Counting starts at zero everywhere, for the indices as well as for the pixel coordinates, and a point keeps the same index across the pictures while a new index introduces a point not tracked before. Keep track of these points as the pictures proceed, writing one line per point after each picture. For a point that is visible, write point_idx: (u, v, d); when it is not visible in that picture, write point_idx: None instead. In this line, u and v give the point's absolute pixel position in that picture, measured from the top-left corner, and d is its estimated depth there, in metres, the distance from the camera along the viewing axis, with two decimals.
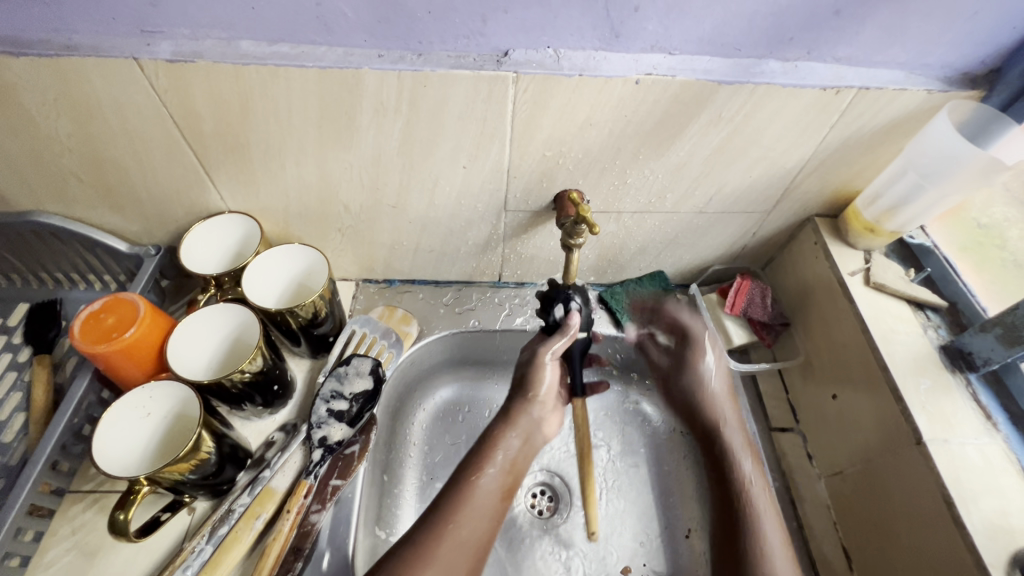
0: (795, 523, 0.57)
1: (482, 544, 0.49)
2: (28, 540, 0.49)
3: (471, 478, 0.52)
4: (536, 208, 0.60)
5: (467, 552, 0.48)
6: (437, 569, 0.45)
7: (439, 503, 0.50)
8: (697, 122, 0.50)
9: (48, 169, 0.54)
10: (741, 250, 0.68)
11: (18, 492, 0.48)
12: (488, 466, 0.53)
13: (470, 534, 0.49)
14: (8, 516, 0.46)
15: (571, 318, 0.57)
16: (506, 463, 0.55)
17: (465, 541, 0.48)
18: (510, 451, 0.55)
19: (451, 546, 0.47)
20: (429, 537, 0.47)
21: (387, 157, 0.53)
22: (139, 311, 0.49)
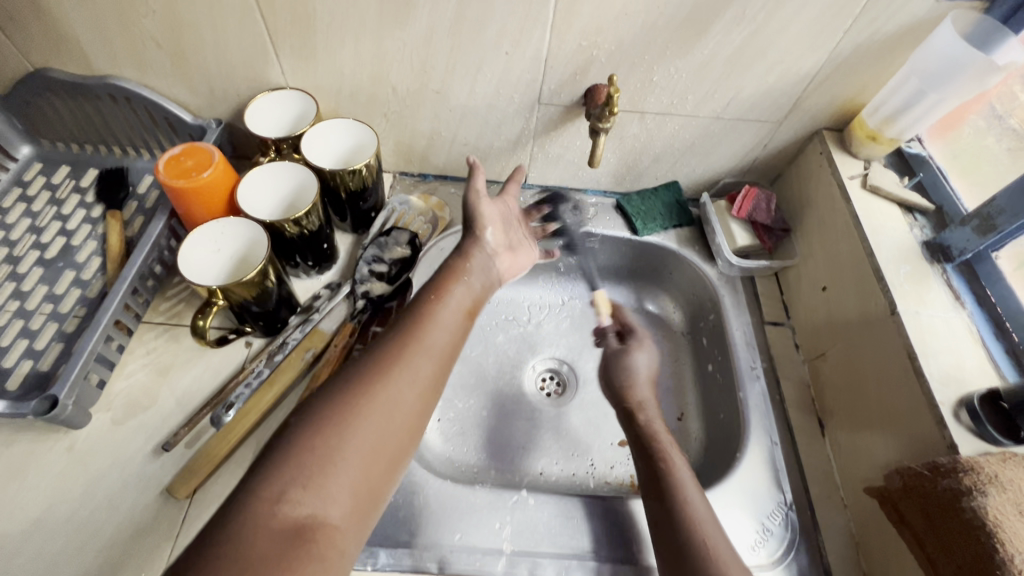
0: (778, 396, 0.64)
1: (448, 357, 0.48)
2: (113, 350, 0.57)
3: (429, 309, 0.50)
4: (567, 102, 0.65)
5: (433, 359, 0.46)
6: (403, 374, 0.43)
7: (400, 325, 0.48)
8: (723, 19, 0.55)
9: (130, 31, 0.59)
10: (751, 163, 0.74)
11: (109, 304, 0.55)
12: (449, 294, 0.52)
13: (427, 350, 0.46)
14: (100, 322, 0.54)
15: (471, 158, 0.59)
16: (466, 288, 0.54)
17: (432, 352, 0.46)
18: (468, 287, 0.55)
19: (417, 359, 0.45)
20: (392, 348, 0.45)
21: (438, 37, 0.58)
22: (213, 158, 0.55)
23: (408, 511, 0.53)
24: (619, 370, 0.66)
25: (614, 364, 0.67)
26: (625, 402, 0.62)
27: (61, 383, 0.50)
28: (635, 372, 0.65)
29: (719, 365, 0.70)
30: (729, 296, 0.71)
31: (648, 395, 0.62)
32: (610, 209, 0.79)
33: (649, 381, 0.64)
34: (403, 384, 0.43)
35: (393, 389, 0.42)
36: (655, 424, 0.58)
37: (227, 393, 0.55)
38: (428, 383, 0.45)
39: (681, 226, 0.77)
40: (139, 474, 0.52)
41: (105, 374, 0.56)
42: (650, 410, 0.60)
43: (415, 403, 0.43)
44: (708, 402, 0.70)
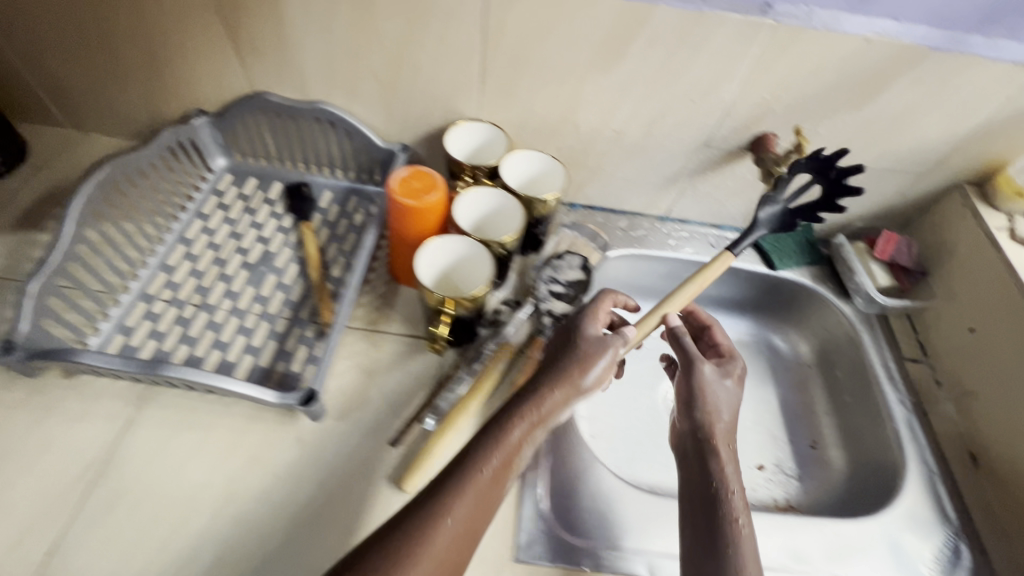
0: (929, 429, 0.68)
1: (472, 536, 0.42)
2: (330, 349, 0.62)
3: (488, 444, 0.46)
4: (732, 147, 0.71)
5: (482, 505, 0.44)
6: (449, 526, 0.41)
7: (419, 502, 0.42)
8: (900, 82, 0.62)
9: (356, 64, 0.66)
10: (886, 209, 0.79)
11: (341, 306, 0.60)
12: (512, 427, 0.47)
13: (475, 501, 0.43)
14: (337, 324, 0.59)
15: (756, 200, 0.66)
16: (541, 416, 0.49)
17: (482, 492, 0.44)
18: (547, 409, 0.49)
19: (463, 502, 0.42)
20: (433, 499, 0.42)
21: (635, 85, 0.65)
22: (437, 181, 0.61)
23: (608, 516, 0.57)
24: (699, 395, 0.57)
25: (700, 384, 0.57)
26: (705, 436, 0.55)
27: (318, 377, 0.55)
28: (706, 400, 0.56)
29: (858, 396, 0.75)
30: (867, 332, 0.76)
31: (723, 437, 0.55)
32: (746, 245, 0.84)
33: (729, 415, 0.57)
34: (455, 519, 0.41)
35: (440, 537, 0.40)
36: (727, 461, 0.53)
37: (436, 398, 0.60)
38: (469, 530, 0.42)
39: (812, 264, 0.82)
40: (365, 467, 0.56)
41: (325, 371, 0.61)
42: (728, 453, 0.54)
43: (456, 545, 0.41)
44: (849, 432, 0.75)
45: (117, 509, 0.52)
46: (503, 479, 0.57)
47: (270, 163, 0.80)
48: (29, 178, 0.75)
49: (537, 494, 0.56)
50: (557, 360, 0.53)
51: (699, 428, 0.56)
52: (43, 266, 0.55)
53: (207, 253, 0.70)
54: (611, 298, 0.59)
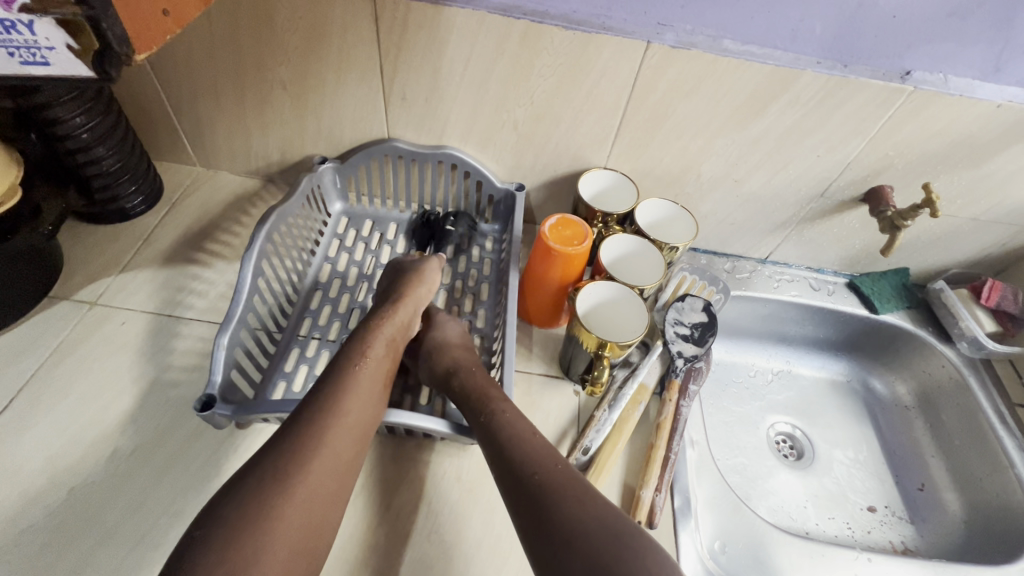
0: None
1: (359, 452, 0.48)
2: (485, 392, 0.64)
3: (343, 378, 0.50)
4: (846, 197, 0.75)
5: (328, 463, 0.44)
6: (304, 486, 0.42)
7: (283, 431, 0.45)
8: (1019, 144, 0.65)
9: (499, 115, 0.70)
10: (983, 258, 0.82)
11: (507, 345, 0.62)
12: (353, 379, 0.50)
13: (333, 448, 0.45)
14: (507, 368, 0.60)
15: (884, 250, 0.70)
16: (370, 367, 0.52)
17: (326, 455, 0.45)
18: (365, 372, 0.51)
19: (315, 465, 0.44)
20: (290, 461, 0.43)
21: (765, 140, 0.69)
22: (587, 229, 0.64)
23: (762, 559, 0.59)
24: (427, 337, 0.64)
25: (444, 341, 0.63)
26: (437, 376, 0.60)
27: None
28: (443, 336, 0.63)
29: (968, 440, 0.76)
30: (974, 376, 0.78)
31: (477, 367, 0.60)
32: (844, 289, 0.87)
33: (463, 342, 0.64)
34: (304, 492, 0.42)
35: (297, 494, 0.42)
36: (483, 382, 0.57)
37: (583, 438, 0.62)
38: (326, 492, 0.44)
39: (909, 308, 0.85)
40: None
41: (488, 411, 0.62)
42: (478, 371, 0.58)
43: (317, 505, 0.43)
44: (960, 476, 0.76)
45: None
46: (659, 521, 0.58)
47: (384, 205, 0.83)
48: (168, 214, 0.78)
49: (695, 534, 0.58)
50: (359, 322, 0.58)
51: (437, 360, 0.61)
52: (229, 318, 0.57)
53: (344, 294, 0.72)
54: (431, 270, 0.66)
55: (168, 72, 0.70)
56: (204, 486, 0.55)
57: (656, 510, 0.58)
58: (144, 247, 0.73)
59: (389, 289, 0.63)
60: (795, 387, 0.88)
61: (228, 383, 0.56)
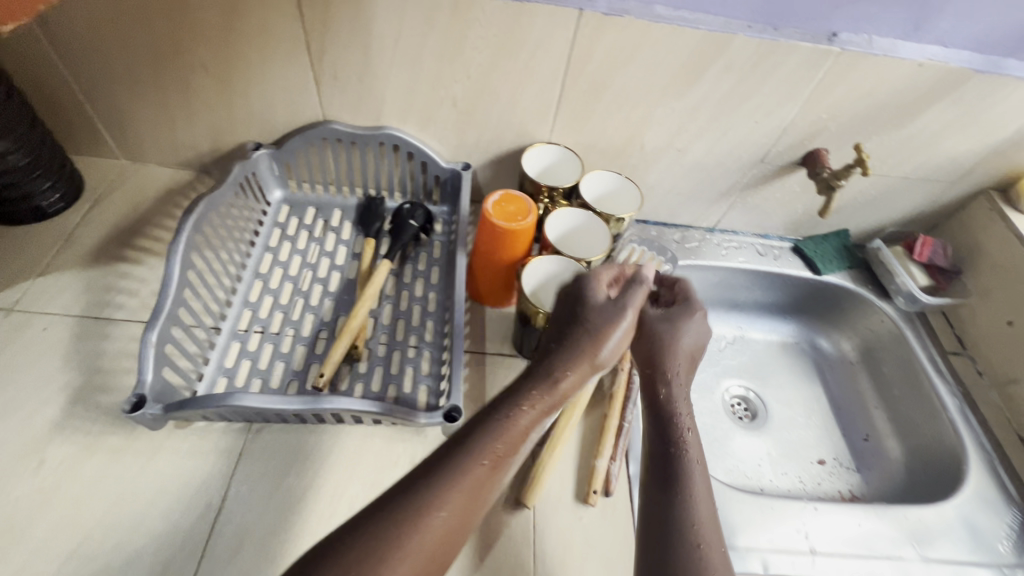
0: (980, 417, 0.73)
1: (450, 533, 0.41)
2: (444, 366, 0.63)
3: (492, 429, 0.46)
4: (785, 162, 0.77)
5: (473, 497, 0.43)
6: (428, 522, 0.40)
7: (424, 479, 0.42)
8: (941, 102, 0.68)
9: (437, 92, 0.68)
10: (916, 215, 0.86)
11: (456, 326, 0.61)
12: (518, 416, 0.48)
13: (438, 536, 0.40)
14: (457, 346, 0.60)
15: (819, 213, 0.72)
16: (549, 403, 0.50)
17: (467, 491, 0.43)
18: (535, 411, 0.49)
19: (457, 496, 0.42)
20: (417, 500, 0.41)
21: (703, 107, 0.69)
22: (531, 204, 0.63)
23: (717, 516, 0.61)
24: (659, 332, 0.62)
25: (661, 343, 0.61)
26: (647, 366, 0.61)
27: (456, 391, 0.56)
28: (677, 339, 0.61)
29: (907, 390, 0.80)
30: (910, 330, 0.82)
31: (678, 386, 0.59)
32: (789, 253, 0.89)
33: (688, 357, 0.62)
34: (422, 533, 0.40)
35: (425, 529, 0.40)
36: (678, 403, 0.57)
37: (537, 414, 0.62)
38: (458, 523, 0.42)
39: (851, 268, 0.88)
40: None
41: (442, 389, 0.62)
42: (676, 391, 0.58)
43: (442, 540, 0.41)
44: (901, 424, 0.79)
45: (247, 545, 0.51)
46: (614, 489, 0.59)
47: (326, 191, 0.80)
48: (90, 211, 0.73)
49: None
50: (564, 349, 0.54)
51: (655, 356, 0.60)
52: (157, 314, 0.54)
53: (286, 285, 0.70)
54: (632, 301, 0.58)
55: (75, 53, 0.65)
56: (141, 493, 0.52)
57: (612, 479, 0.60)
58: (65, 247, 0.69)
59: (588, 321, 0.55)
60: (748, 352, 0.91)
61: (160, 382, 0.53)
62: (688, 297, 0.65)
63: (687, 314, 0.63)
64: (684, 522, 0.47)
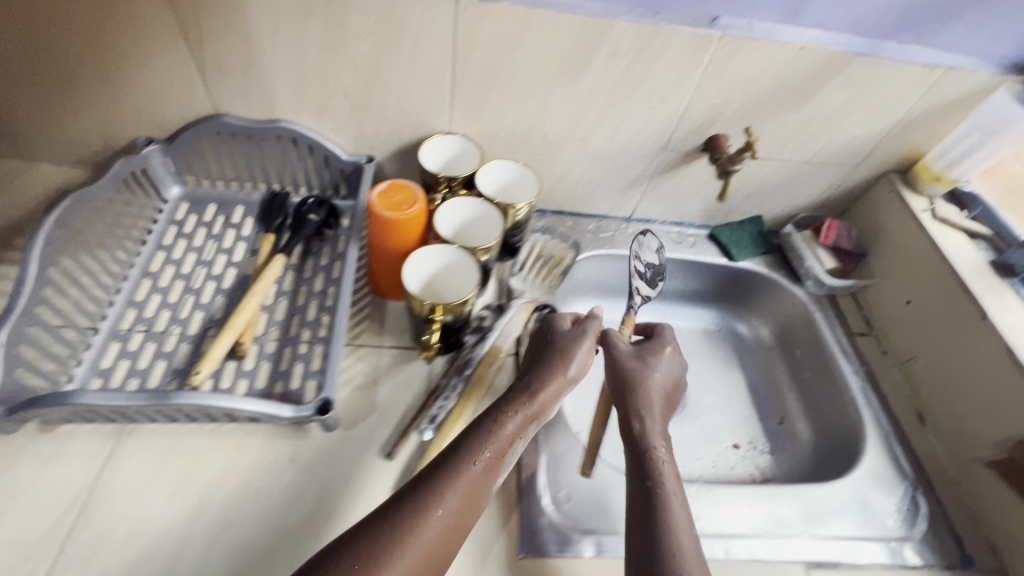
0: (881, 395, 0.74)
1: (445, 535, 0.44)
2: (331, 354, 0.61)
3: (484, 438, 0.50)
4: (688, 148, 0.77)
5: (468, 505, 0.46)
6: (430, 523, 0.43)
7: (418, 488, 0.45)
8: (830, 84, 0.69)
9: (327, 83, 0.67)
10: (826, 200, 0.87)
11: (337, 318, 0.60)
12: (506, 422, 0.52)
13: (430, 543, 0.43)
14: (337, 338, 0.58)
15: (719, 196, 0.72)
16: (529, 411, 0.55)
17: (462, 494, 0.46)
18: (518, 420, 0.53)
19: (451, 502, 0.45)
20: (422, 502, 0.44)
21: (597, 94, 0.69)
22: (417, 194, 0.63)
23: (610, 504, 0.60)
24: (633, 367, 0.63)
25: (637, 375, 0.62)
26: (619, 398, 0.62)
27: (330, 384, 0.55)
28: (648, 374, 0.63)
29: (817, 372, 0.81)
30: (820, 312, 0.83)
31: (655, 418, 0.59)
32: (705, 241, 0.90)
33: (667, 388, 0.64)
34: (424, 537, 0.43)
35: (426, 530, 0.43)
36: (654, 436, 0.57)
37: (429, 406, 0.61)
38: (455, 526, 0.45)
39: (766, 254, 0.89)
40: (364, 480, 0.56)
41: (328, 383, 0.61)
42: (650, 421, 0.59)
43: (441, 541, 0.44)
44: (811, 405, 0.80)
45: (105, 550, 0.49)
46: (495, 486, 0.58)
47: (228, 186, 0.78)
48: None
49: (541, 492, 0.59)
50: (538, 368, 0.59)
51: (631, 391, 0.61)
52: (9, 310, 0.53)
53: (176, 283, 0.68)
54: (591, 337, 0.62)
55: None
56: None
57: None
58: None
59: (559, 346, 0.61)
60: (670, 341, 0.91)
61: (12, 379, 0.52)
62: (660, 334, 0.69)
63: (660, 347, 0.67)
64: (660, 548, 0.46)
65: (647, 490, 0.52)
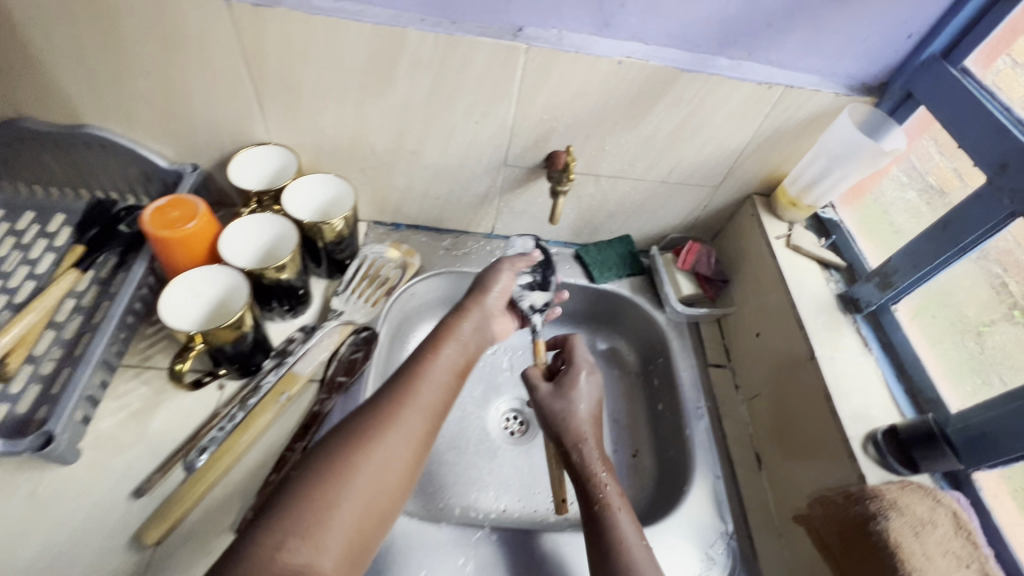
0: (721, 434, 0.70)
1: (411, 458, 0.51)
2: (95, 384, 0.58)
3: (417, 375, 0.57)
4: (530, 165, 0.73)
5: (424, 419, 0.54)
6: (397, 434, 0.50)
7: (367, 417, 0.52)
8: (662, 101, 0.64)
9: (124, 89, 0.63)
10: (694, 221, 0.82)
11: (98, 343, 0.57)
12: (443, 349, 0.61)
13: (403, 453, 0.50)
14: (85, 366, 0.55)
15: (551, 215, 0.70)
16: (466, 340, 0.64)
17: (422, 411, 0.54)
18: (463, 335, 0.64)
19: (410, 417, 0.53)
20: (382, 417, 0.51)
21: (414, 106, 0.65)
22: (198, 209, 0.59)
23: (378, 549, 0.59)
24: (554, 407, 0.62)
25: (548, 409, 0.63)
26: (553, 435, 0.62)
27: (58, 419, 0.52)
28: (574, 410, 0.62)
29: (668, 405, 0.75)
30: (677, 340, 0.78)
31: (594, 444, 0.60)
32: (570, 259, 0.85)
33: (597, 406, 0.64)
34: (392, 442, 0.50)
35: (390, 439, 0.50)
36: (592, 464, 0.58)
37: (200, 436, 0.57)
38: (417, 441, 0.52)
39: (633, 275, 0.84)
40: (107, 520, 0.53)
41: (90, 412, 0.57)
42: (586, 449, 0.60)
43: (387, 491, 0.48)
44: (659, 440, 0.76)
45: None
46: None
47: (49, 194, 0.74)
48: None
49: None
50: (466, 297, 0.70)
51: (562, 429, 0.61)
52: None
53: None
54: (509, 267, 0.72)
55: None
56: None
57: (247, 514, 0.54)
58: None
59: (482, 280, 0.71)
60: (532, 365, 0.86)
61: None
62: (573, 357, 0.67)
63: (573, 383, 0.64)
64: (612, 541, 0.51)
65: (590, 498, 0.56)
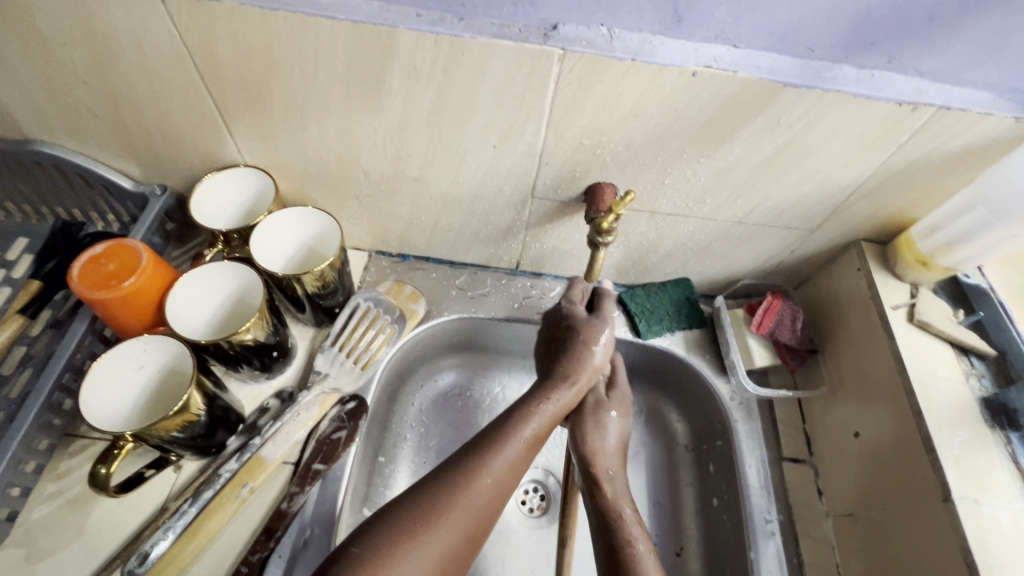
0: (796, 560, 0.53)
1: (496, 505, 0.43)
2: (29, 472, 0.49)
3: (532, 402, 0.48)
4: (564, 198, 0.57)
5: (486, 507, 0.42)
6: (455, 516, 0.40)
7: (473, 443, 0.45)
8: (751, 124, 0.46)
9: (64, 102, 0.51)
10: (777, 266, 0.64)
11: (20, 421, 0.47)
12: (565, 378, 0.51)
13: (486, 503, 0.42)
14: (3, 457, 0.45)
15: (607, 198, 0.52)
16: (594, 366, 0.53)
17: (487, 497, 0.42)
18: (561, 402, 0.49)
19: (472, 500, 0.41)
20: (445, 493, 0.41)
21: (415, 126, 0.50)
22: (140, 261, 0.48)
23: None
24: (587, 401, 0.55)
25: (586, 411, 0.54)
26: (588, 470, 0.52)
27: None
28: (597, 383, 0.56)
29: (726, 505, 0.59)
30: (744, 422, 0.60)
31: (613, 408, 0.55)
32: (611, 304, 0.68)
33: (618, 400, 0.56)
34: (444, 531, 0.39)
35: (445, 526, 0.40)
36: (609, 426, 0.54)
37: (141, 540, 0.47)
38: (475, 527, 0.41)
39: (691, 328, 0.67)
40: None
41: (18, 504, 0.48)
42: (618, 484, 0.50)
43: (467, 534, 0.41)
44: (712, 549, 0.59)
45: None
46: None
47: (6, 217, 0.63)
48: None
49: None
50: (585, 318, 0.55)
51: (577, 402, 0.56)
52: None
53: None
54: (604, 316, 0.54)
55: None
56: None
57: None
58: None
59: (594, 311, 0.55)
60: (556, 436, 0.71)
61: None
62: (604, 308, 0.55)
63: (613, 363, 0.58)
64: None
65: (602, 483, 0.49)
